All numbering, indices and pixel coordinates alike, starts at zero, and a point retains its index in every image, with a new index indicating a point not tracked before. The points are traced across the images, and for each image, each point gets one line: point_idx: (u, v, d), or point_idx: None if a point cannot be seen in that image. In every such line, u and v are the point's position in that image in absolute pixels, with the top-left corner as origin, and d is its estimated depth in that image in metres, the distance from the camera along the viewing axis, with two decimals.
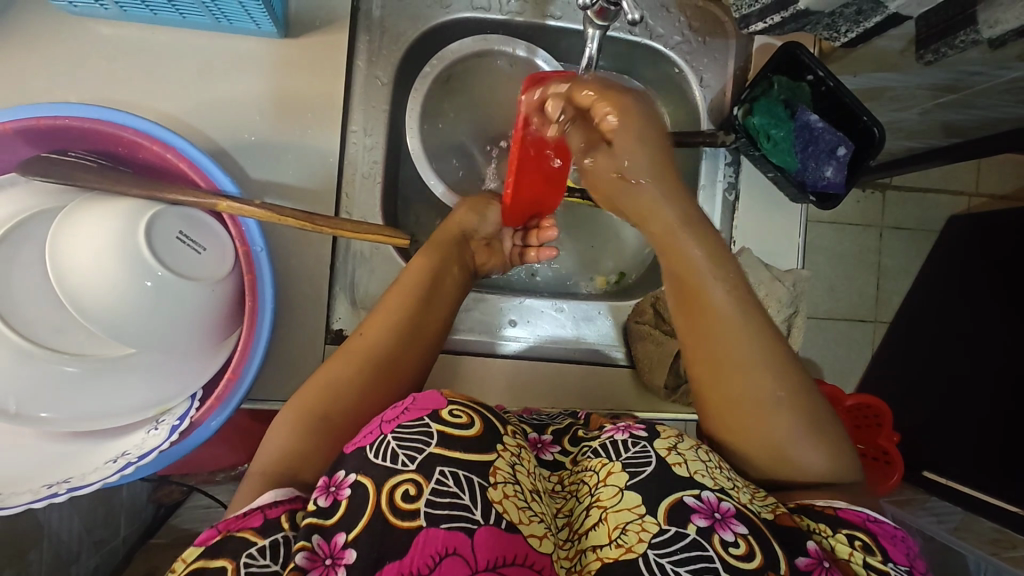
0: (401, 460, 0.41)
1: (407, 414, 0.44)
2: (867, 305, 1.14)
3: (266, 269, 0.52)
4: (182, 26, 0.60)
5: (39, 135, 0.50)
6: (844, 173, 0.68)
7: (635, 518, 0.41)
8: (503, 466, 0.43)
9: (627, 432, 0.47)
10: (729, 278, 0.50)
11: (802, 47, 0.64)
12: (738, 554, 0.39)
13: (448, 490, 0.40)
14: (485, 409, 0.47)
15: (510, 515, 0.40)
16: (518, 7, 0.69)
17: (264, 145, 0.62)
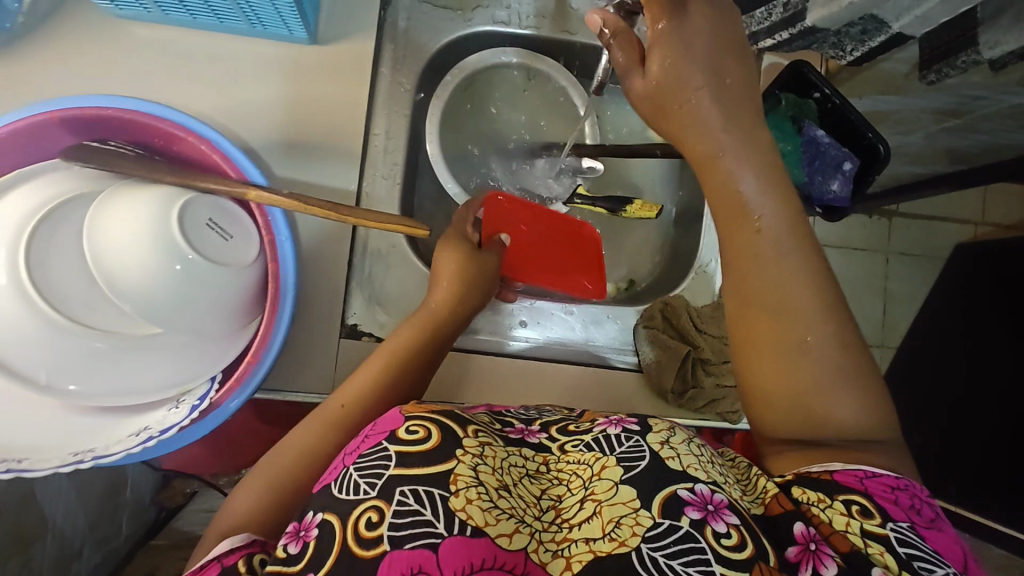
0: (362, 488, 0.41)
1: (366, 444, 0.44)
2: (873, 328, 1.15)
3: (285, 248, 0.54)
4: (218, 30, 0.64)
5: (82, 125, 0.53)
6: (849, 187, 0.70)
7: (629, 512, 0.41)
8: (464, 472, 0.42)
9: (620, 427, 0.48)
10: (782, 213, 0.48)
11: (808, 65, 0.67)
12: (730, 545, 0.40)
13: (408, 508, 0.40)
14: (441, 416, 0.45)
15: (473, 521, 0.39)
16: (536, 21, 0.72)
17: (287, 144, 0.64)
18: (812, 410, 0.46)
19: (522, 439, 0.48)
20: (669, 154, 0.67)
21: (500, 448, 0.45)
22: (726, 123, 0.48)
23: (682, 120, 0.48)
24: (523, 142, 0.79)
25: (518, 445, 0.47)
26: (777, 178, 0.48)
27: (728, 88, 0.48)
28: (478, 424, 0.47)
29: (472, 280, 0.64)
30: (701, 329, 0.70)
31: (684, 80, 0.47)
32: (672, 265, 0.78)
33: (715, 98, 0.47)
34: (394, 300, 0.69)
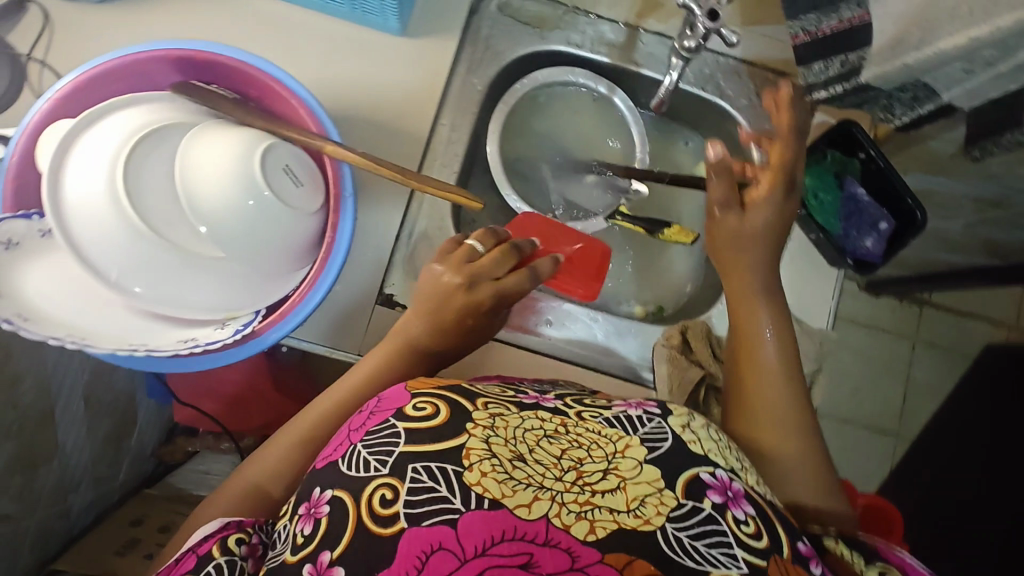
0: (372, 466, 0.43)
1: (374, 419, 0.47)
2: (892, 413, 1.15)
3: (347, 221, 0.59)
4: (320, 12, 0.70)
5: (190, 65, 0.59)
6: (883, 245, 0.71)
7: (654, 492, 0.43)
8: (476, 446, 0.44)
9: (641, 410, 0.50)
10: (783, 346, 0.60)
11: (858, 125, 0.71)
12: (749, 532, 0.42)
13: (422, 485, 0.42)
14: (449, 394, 0.48)
15: (491, 493, 0.41)
16: (606, 49, 0.77)
17: (362, 120, 0.70)
18: (811, 498, 0.53)
19: (538, 404, 0.50)
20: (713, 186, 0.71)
21: (511, 417, 0.47)
22: (761, 272, 0.64)
23: (739, 254, 0.65)
24: (576, 158, 0.83)
25: (534, 409, 0.49)
26: (781, 314, 0.62)
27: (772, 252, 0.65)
28: (491, 398, 0.50)
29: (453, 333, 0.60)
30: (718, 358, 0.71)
31: (761, 228, 0.64)
32: (702, 296, 0.81)
33: (765, 259, 0.64)
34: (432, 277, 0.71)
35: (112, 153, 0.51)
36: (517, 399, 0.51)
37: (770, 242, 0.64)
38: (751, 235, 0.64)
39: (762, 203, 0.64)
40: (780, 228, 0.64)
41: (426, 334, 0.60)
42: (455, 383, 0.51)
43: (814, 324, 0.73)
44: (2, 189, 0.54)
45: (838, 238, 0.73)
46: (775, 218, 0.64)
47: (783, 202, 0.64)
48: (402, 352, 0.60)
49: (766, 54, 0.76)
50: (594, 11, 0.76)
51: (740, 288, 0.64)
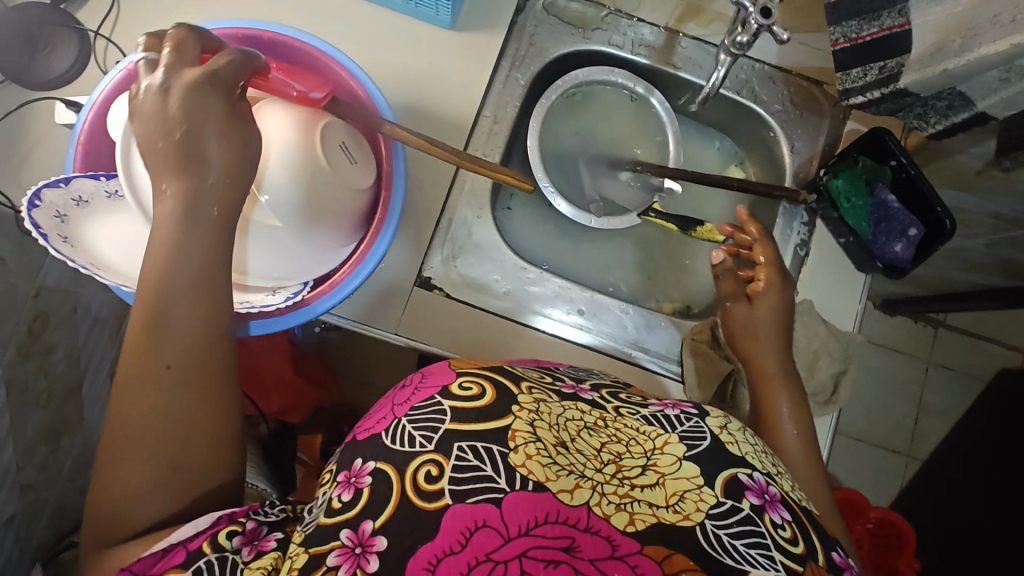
0: (418, 442, 0.43)
1: (418, 395, 0.46)
2: (902, 438, 1.30)
3: (396, 207, 0.61)
4: (374, 3, 0.73)
5: (256, 44, 0.62)
6: (912, 251, 0.71)
7: (693, 488, 0.43)
8: (521, 428, 0.43)
9: (678, 409, 0.50)
10: (803, 423, 0.64)
11: (890, 134, 0.71)
12: (786, 537, 0.42)
13: (467, 463, 0.41)
14: (493, 375, 0.48)
15: (535, 476, 0.40)
16: (646, 51, 0.79)
17: (410, 108, 0.72)
18: None
19: (577, 394, 0.51)
20: (745, 188, 0.74)
21: (554, 404, 0.47)
22: (776, 351, 0.69)
23: (756, 343, 0.70)
24: (609, 157, 0.85)
25: (574, 400, 0.49)
26: (798, 396, 0.66)
27: (783, 337, 0.70)
28: (534, 383, 0.50)
29: (204, 219, 0.49)
30: None
31: (764, 319, 0.70)
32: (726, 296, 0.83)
33: (777, 339, 0.70)
34: (467, 264, 0.74)
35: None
36: (556, 387, 0.51)
37: (776, 332, 0.70)
38: (758, 327, 0.70)
39: (765, 297, 0.71)
40: (782, 319, 0.71)
41: (174, 245, 0.49)
42: (498, 365, 0.51)
43: (841, 327, 0.76)
44: (73, 151, 0.57)
45: (867, 242, 0.74)
46: (778, 310, 0.71)
47: (783, 294, 0.71)
48: (160, 280, 0.49)
49: (801, 62, 0.79)
50: (636, 14, 0.79)
51: (762, 368, 0.68)
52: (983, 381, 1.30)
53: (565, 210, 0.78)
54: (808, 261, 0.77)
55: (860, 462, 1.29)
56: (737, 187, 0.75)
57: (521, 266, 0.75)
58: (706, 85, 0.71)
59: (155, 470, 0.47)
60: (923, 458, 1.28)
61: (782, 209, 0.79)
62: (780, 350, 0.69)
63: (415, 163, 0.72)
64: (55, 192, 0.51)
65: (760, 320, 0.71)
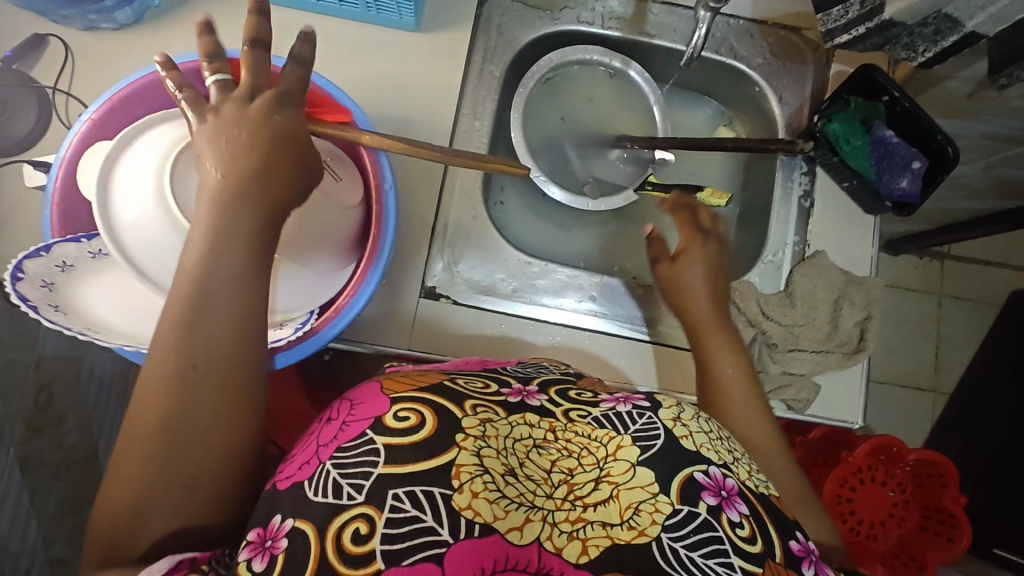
0: (345, 493, 0.38)
1: (344, 435, 0.41)
2: (926, 374, 1.28)
3: (386, 229, 0.60)
4: (335, 15, 0.71)
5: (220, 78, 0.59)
6: (919, 184, 0.69)
7: (648, 497, 0.42)
8: (466, 462, 0.40)
9: (629, 404, 0.48)
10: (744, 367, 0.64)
11: (878, 70, 0.70)
12: (743, 536, 0.42)
13: (405, 514, 0.37)
14: (430, 395, 0.44)
15: (483, 517, 0.38)
16: (617, 24, 0.77)
17: (387, 116, 0.70)
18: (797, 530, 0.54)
19: (524, 403, 0.46)
20: (740, 146, 0.71)
21: (501, 425, 0.43)
22: (707, 302, 0.67)
23: (688, 296, 0.68)
24: (596, 136, 0.84)
25: (521, 412, 0.45)
26: (738, 345, 0.65)
27: (716, 285, 0.68)
28: (478, 398, 0.45)
29: (251, 214, 0.45)
30: (768, 315, 0.73)
31: (691, 277, 0.68)
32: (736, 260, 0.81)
33: (710, 292, 0.67)
34: (471, 267, 0.72)
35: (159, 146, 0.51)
36: (500, 398, 0.46)
37: (711, 282, 0.68)
38: (690, 284, 0.68)
39: (690, 252, 0.70)
40: (716, 267, 0.69)
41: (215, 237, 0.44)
42: (438, 380, 0.47)
43: (858, 274, 0.75)
44: (49, 213, 0.55)
45: (871, 182, 0.72)
46: (707, 260, 0.69)
47: (705, 247, 0.70)
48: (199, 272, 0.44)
49: (777, 11, 0.77)
50: None
51: (699, 320, 0.67)
52: (998, 306, 1.29)
53: (560, 197, 0.76)
54: (815, 211, 0.75)
55: (889, 405, 1.27)
56: (735, 146, 0.72)
57: (524, 262, 0.73)
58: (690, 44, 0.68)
59: (173, 472, 0.41)
60: (950, 392, 1.27)
61: (780, 162, 0.77)
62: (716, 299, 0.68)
63: (402, 171, 0.70)
64: (36, 261, 0.49)
65: (691, 277, 0.68)
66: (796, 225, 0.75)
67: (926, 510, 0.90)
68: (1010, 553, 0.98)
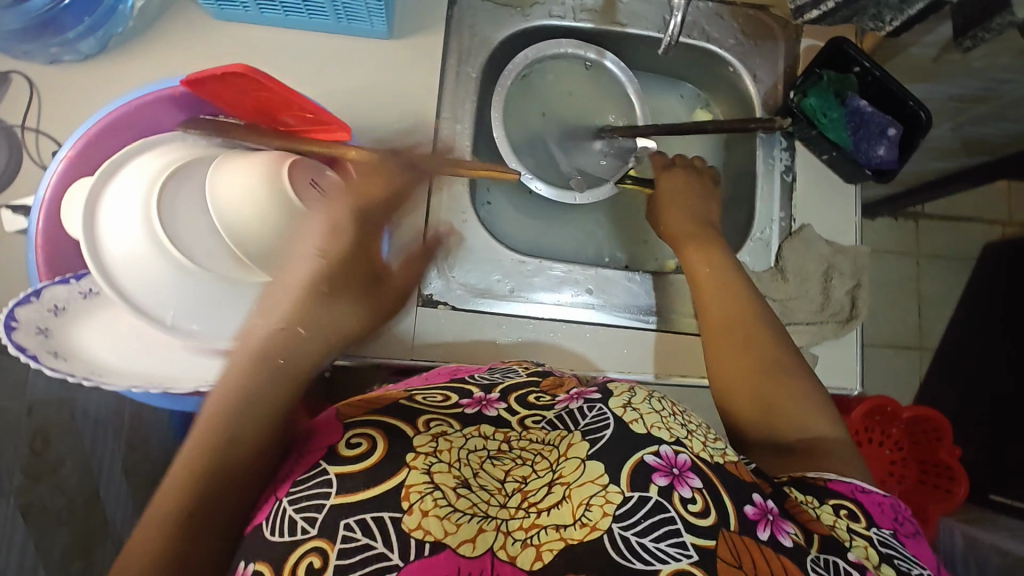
0: (300, 527, 0.39)
1: (302, 467, 0.43)
2: (912, 334, 1.31)
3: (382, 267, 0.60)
4: (306, 28, 0.69)
5: (193, 102, 0.58)
6: (896, 151, 0.71)
7: (598, 490, 0.43)
8: (417, 481, 0.41)
9: (582, 400, 0.50)
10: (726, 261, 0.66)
11: (847, 41, 0.72)
12: (696, 511, 0.42)
13: (356, 542, 0.38)
14: (383, 419, 0.46)
15: (432, 535, 0.39)
16: (589, 15, 0.77)
17: (369, 127, 0.69)
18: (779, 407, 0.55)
19: (481, 413, 0.48)
20: (721, 128, 0.72)
21: (454, 437, 0.45)
22: (682, 210, 0.72)
23: (670, 203, 0.73)
24: (575, 129, 0.84)
25: (476, 424, 0.47)
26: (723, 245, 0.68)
27: (698, 197, 0.73)
28: (433, 413, 0.47)
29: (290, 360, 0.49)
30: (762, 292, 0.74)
31: (667, 193, 0.74)
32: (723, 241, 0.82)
33: (688, 206, 0.72)
34: (466, 274, 0.71)
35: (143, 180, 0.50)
36: (456, 409, 0.48)
37: (693, 194, 0.74)
38: (670, 195, 0.74)
39: (672, 175, 0.75)
40: (694, 186, 0.74)
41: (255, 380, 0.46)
42: (397, 400, 0.49)
43: (845, 243, 0.76)
44: (35, 257, 0.54)
45: (851, 152, 0.73)
46: (686, 183, 0.75)
47: (687, 176, 0.75)
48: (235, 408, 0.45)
49: None
50: None
51: (677, 228, 0.71)
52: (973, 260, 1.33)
53: (545, 192, 0.76)
54: (798, 185, 0.77)
55: (879, 367, 1.30)
56: (726, 129, 0.72)
57: (518, 261, 0.73)
58: (666, 34, 0.67)
59: None
60: (935, 348, 1.30)
61: (761, 139, 0.78)
62: (695, 210, 0.72)
63: None
64: (29, 308, 0.48)
65: (672, 189, 0.74)
66: (781, 201, 0.76)
67: (924, 465, 0.93)
68: (1006, 499, 1.01)
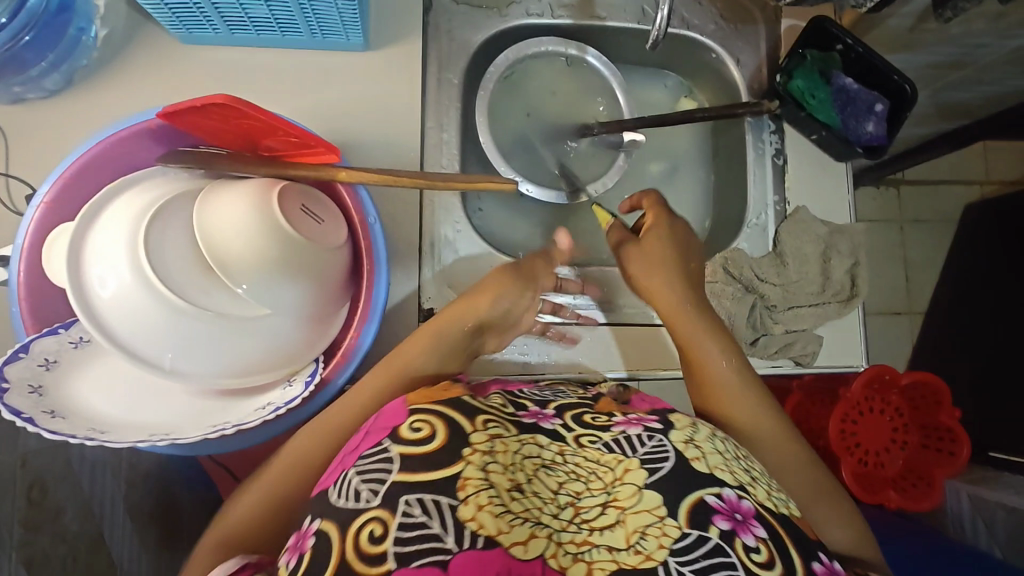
0: (364, 496, 0.40)
1: (367, 442, 0.44)
2: (902, 299, 1.32)
3: (382, 284, 0.58)
4: (280, 46, 0.67)
5: (170, 134, 0.56)
6: (884, 126, 0.71)
7: (654, 520, 0.42)
8: (473, 476, 0.40)
9: (640, 426, 0.48)
10: (729, 346, 0.62)
11: (829, 19, 0.71)
12: (760, 560, 0.40)
13: (414, 521, 0.38)
14: (447, 411, 0.45)
15: (485, 531, 0.38)
16: (567, 11, 0.76)
17: (353, 142, 0.68)
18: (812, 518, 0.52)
19: (536, 424, 0.48)
20: (710, 116, 0.71)
21: (511, 440, 0.44)
22: (674, 280, 0.65)
23: (656, 275, 0.66)
24: (561, 128, 0.82)
25: (533, 432, 0.46)
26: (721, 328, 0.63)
27: (682, 265, 0.67)
28: (489, 413, 0.46)
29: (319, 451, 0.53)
30: (763, 279, 0.74)
31: (655, 255, 0.67)
32: (720, 228, 0.82)
33: (678, 276, 0.66)
34: (465, 283, 0.70)
35: (125, 221, 0.48)
36: (516, 419, 0.48)
37: (681, 257, 0.67)
38: (660, 256, 0.67)
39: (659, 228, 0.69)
40: (682, 246, 0.68)
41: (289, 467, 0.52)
42: (458, 396, 0.48)
43: (839, 222, 0.76)
44: (19, 309, 0.52)
45: (840, 130, 0.73)
46: (673, 241, 0.68)
47: (671, 230, 0.69)
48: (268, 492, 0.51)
49: None
50: None
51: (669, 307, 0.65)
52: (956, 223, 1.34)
53: (535, 193, 0.75)
54: (789, 167, 0.76)
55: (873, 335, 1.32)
56: (712, 116, 0.71)
57: None
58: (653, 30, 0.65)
59: None
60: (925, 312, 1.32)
61: (748, 124, 0.77)
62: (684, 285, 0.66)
63: (379, 196, 0.68)
64: (18, 365, 0.46)
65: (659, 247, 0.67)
66: (773, 185, 0.76)
67: (925, 429, 0.92)
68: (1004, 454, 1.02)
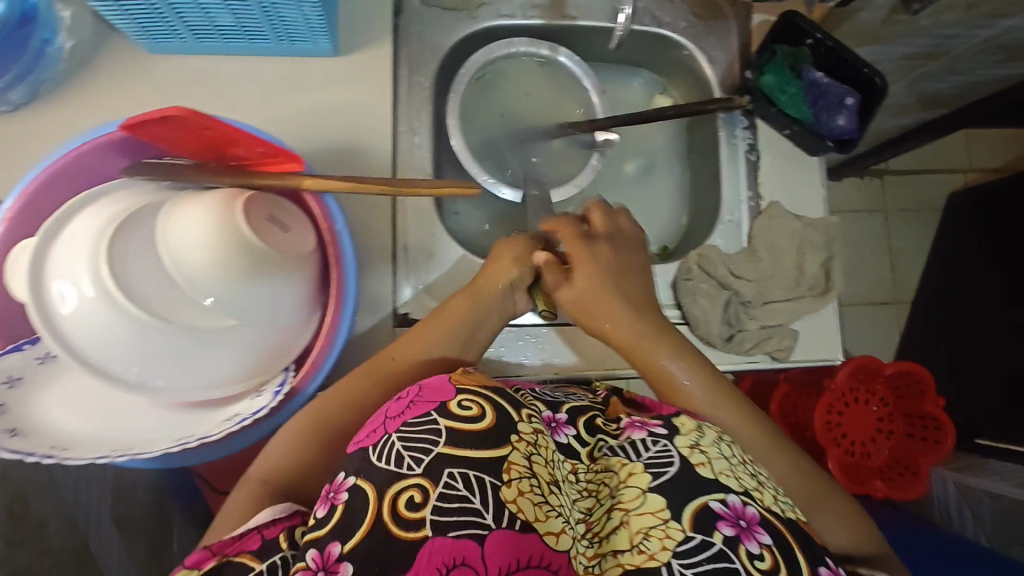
0: (407, 463, 0.44)
1: (411, 411, 0.47)
2: (887, 289, 1.33)
3: (352, 295, 0.58)
4: (248, 53, 0.67)
5: (134, 146, 0.56)
6: (856, 120, 0.71)
7: (658, 523, 0.44)
8: (518, 461, 0.45)
9: (645, 430, 0.50)
10: (692, 362, 0.61)
11: (798, 14, 0.71)
12: (763, 567, 0.42)
13: (456, 492, 0.42)
14: (493, 396, 0.49)
15: (524, 514, 0.42)
16: (537, 11, 0.76)
17: (325, 149, 0.67)
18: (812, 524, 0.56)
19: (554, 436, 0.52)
20: (681, 112, 0.70)
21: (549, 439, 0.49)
22: (623, 302, 0.62)
23: (598, 306, 0.62)
24: (535, 128, 0.82)
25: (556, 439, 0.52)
26: (680, 344, 0.62)
27: (636, 281, 0.64)
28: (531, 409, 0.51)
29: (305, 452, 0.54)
30: (739, 274, 0.74)
31: (593, 286, 0.62)
32: (698, 224, 0.82)
33: (626, 300, 0.62)
34: (440, 285, 0.70)
35: (85, 236, 0.48)
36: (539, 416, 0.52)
37: (631, 272, 0.64)
38: (607, 279, 0.62)
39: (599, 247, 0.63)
40: (626, 262, 0.64)
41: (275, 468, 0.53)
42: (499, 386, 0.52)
43: (813, 216, 0.77)
44: None
45: (812, 125, 0.73)
46: (616, 257, 0.64)
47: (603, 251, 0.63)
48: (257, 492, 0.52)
49: None
50: None
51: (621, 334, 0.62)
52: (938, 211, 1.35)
53: (512, 196, 0.75)
54: (762, 163, 0.76)
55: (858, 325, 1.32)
56: (684, 112, 0.70)
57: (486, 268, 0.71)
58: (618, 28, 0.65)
59: None
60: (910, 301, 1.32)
61: (721, 120, 0.77)
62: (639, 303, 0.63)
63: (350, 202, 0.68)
64: None
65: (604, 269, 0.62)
66: (746, 180, 0.76)
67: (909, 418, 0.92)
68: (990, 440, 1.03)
